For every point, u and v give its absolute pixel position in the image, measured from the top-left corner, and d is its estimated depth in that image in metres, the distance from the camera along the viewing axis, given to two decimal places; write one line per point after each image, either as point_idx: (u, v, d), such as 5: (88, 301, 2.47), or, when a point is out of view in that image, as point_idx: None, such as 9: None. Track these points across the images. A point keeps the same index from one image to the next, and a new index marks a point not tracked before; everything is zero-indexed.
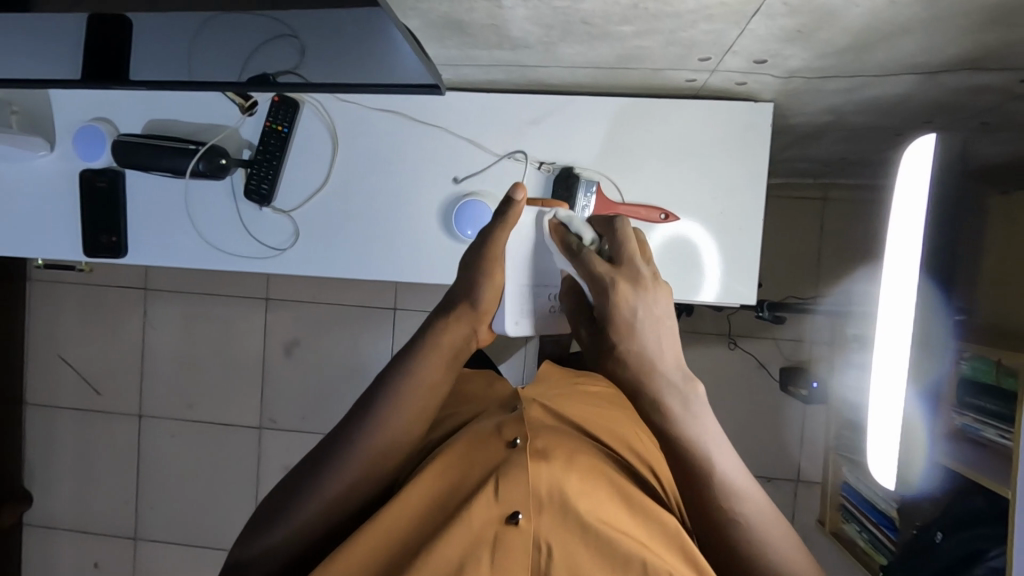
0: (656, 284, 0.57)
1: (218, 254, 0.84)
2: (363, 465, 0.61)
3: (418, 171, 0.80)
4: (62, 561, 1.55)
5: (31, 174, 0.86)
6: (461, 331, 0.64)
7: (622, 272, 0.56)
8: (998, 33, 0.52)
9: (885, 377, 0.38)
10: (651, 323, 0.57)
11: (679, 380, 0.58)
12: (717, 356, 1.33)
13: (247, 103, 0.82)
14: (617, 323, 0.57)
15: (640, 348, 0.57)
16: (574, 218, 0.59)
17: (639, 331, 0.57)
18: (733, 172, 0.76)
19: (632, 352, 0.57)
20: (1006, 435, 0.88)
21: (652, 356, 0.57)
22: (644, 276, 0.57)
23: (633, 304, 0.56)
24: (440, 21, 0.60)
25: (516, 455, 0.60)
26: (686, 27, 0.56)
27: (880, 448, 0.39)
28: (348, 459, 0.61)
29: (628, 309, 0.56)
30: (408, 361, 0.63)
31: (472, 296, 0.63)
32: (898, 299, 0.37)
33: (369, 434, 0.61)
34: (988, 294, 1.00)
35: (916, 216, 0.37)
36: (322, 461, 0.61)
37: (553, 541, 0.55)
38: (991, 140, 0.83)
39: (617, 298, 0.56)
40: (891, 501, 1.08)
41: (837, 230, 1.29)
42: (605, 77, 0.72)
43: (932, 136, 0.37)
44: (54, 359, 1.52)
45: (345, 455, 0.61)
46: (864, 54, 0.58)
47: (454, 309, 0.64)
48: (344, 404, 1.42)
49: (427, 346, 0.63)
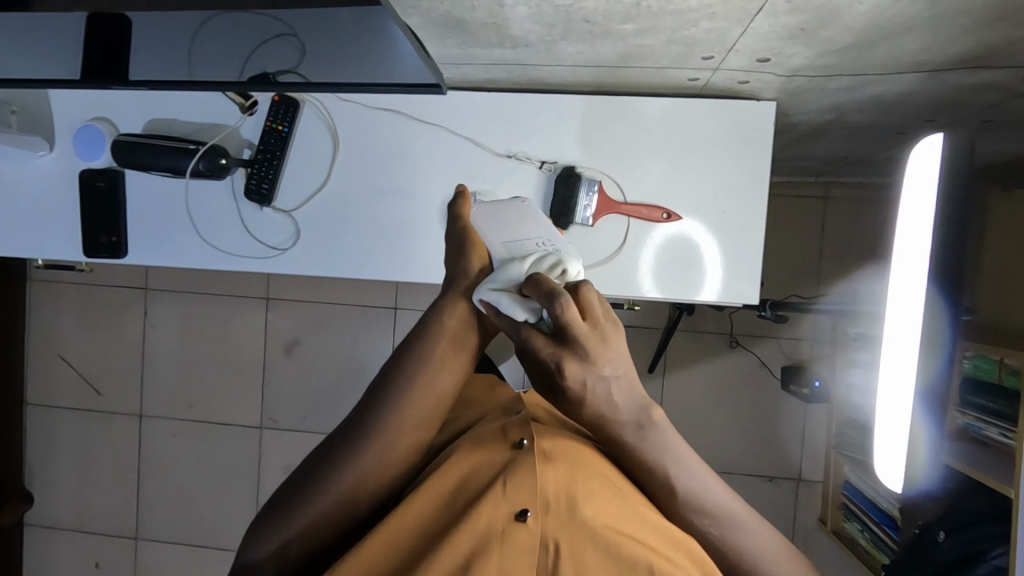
0: (604, 348, 0.55)
1: (218, 254, 0.83)
2: (367, 468, 0.60)
3: (418, 171, 0.80)
4: (63, 561, 1.55)
5: (30, 174, 0.86)
6: (463, 310, 0.62)
7: (564, 352, 0.54)
8: (1003, 31, 0.52)
9: (893, 378, 0.38)
10: (603, 385, 0.56)
11: (638, 405, 0.60)
12: (718, 355, 1.33)
13: (247, 103, 0.81)
14: (569, 393, 0.57)
15: (599, 392, 0.57)
16: (501, 300, 0.56)
17: (590, 392, 0.57)
18: (735, 171, 0.75)
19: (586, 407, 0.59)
20: (1009, 434, 0.87)
21: (612, 397, 0.58)
22: (589, 347, 0.54)
23: (581, 377, 0.55)
24: (441, 19, 0.60)
25: (523, 455, 0.59)
26: (689, 25, 0.55)
27: (889, 451, 0.39)
28: (351, 463, 0.59)
29: (577, 381, 0.56)
30: (413, 358, 0.61)
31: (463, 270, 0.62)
32: (907, 302, 0.37)
33: (373, 437, 0.60)
34: (990, 293, 1.00)
35: (924, 214, 0.36)
36: (325, 464, 0.60)
37: (561, 541, 0.55)
38: (994, 139, 0.83)
39: (563, 375, 0.55)
40: (892, 500, 1.09)
41: (838, 229, 1.29)
42: (607, 75, 0.72)
43: (940, 137, 0.36)
44: (54, 359, 1.52)
45: (348, 458, 0.59)
46: (868, 52, 0.58)
47: (455, 293, 0.63)
48: (345, 403, 1.42)
49: (430, 332, 0.62)
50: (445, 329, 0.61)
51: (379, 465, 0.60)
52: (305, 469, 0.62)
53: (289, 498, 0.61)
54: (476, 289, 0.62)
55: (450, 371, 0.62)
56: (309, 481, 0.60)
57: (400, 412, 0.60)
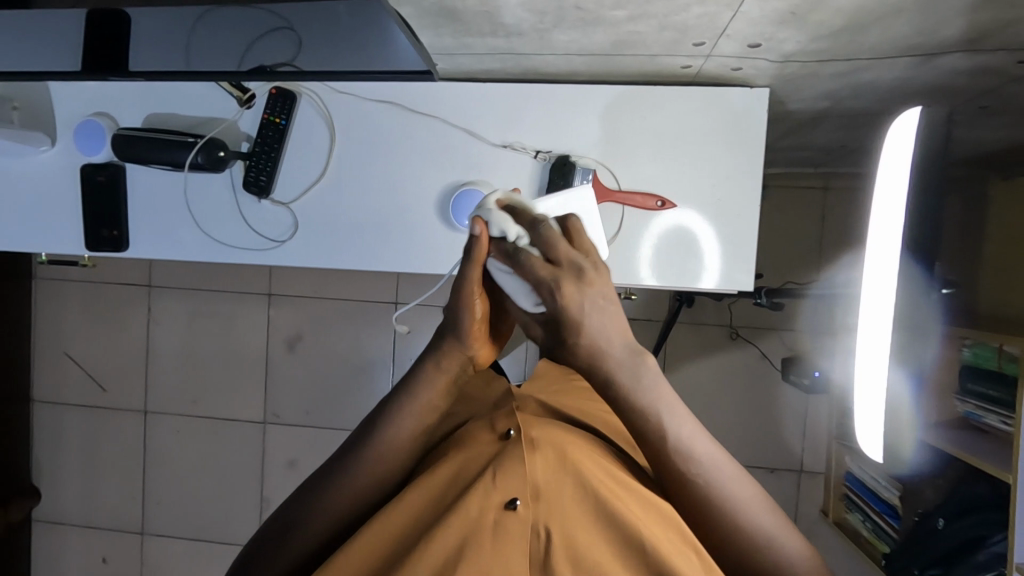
0: (599, 274, 0.52)
1: (218, 246, 0.84)
2: (364, 477, 0.62)
3: (415, 162, 0.80)
4: (71, 555, 1.57)
5: (32, 168, 0.87)
6: (456, 360, 0.60)
7: (562, 270, 0.51)
8: (993, 13, 0.52)
9: (868, 356, 0.38)
10: (596, 315, 0.51)
11: (629, 357, 0.54)
12: (718, 346, 1.33)
13: (244, 96, 0.82)
14: (566, 322, 0.51)
15: (589, 336, 0.52)
16: (496, 216, 0.54)
17: (588, 320, 0.51)
18: (729, 160, 0.76)
19: (576, 343, 0.52)
20: (1008, 421, 0.88)
21: (600, 337, 0.52)
22: (586, 267, 0.52)
23: (580, 302, 0.51)
24: (433, 8, 0.60)
25: (510, 446, 0.60)
26: (678, 11, 0.56)
27: (865, 423, 0.39)
28: (348, 473, 0.62)
29: (575, 305, 0.51)
30: (403, 386, 0.62)
31: (458, 327, 0.58)
32: (881, 273, 0.38)
33: (377, 438, 0.62)
34: (997, 282, 0.99)
35: (900, 182, 0.37)
36: (327, 476, 0.63)
37: (552, 526, 0.55)
38: (992, 124, 0.82)
39: (563, 300, 0.51)
40: (893, 490, 1.08)
41: (837, 219, 1.29)
42: (600, 65, 0.73)
43: (917, 113, 0.37)
44: (61, 357, 1.53)
45: (347, 468, 0.62)
46: (859, 35, 0.58)
47: (442, 346, 0.60)
48: (347, 398, 1.43)
49: (426, 368, 0.61)
50: (435, 383, 0.61)
51: (376, 470, 0.62)
52: (309, 486, 0.64)
53: (294, 511, 0.63)
54: (463, 347, 0.59)
55: (439, 406, 0.62)
56: (315, 491, 0.63)
57: (393, 425, 0.62)
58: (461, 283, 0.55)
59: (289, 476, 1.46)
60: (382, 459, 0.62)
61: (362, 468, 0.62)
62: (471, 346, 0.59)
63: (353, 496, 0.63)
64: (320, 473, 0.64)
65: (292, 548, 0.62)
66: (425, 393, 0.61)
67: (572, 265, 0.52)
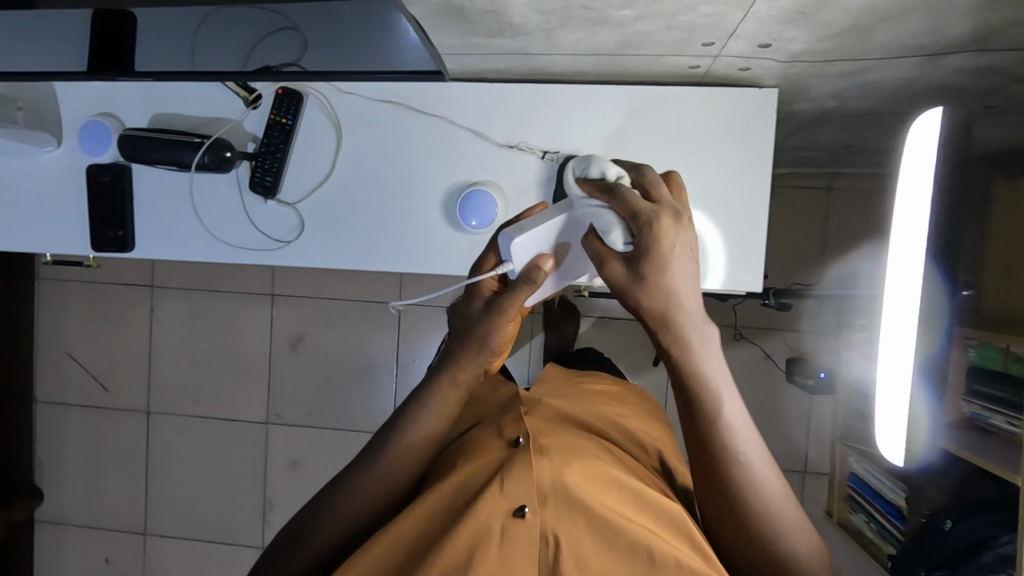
0: (691, 224, 0.49)
1: (224, 247, 0.84)
2: (375, 484, 0.62)
3: (423, 161, 0.80)
4: (73, 555, 1.56)
5: (37, 168, 0.87)
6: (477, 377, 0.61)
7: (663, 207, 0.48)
8: (1004, 12, 0.52)
9: (890, 361, 0.38)
10: (681, 264, 0.48)
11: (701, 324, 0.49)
12: (722, 346, 1.33)
13: (250, 96, 0.82)
14: (654, 251, 0.47)
15: (673, 280, 0.48)
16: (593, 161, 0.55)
17: (675, 263, 0.47)
18: (737, 161, 0.75)
19: (659, 285, 0.48)
20: (1014, 421, 0.87)
21: (680, 292, 0.48)
22: (675, 214, 0.49)
23: (673, 238, 0.47)
24: (441, 8, 0.60)
25: (518, 453, 0.60)
26: (687, 10, 0.55)
27: (888, 429, 0.39)
28: (359, 480, 0.62)
29: (668, 239, 0.47)
30: (416, 394, 0.62)
31: (487, 344, 0.58)
32: (905, 277, 0.37)
33: (388, 445, 0.62)
34: (1003, 283, 0.99)
35: (923, 183, 0.37)
36: (337, 483, 0.63)
37: (560, 533, 0.55)
38: (999, 124, 0.82)
39: (656, 226, 0.47)
40: (898, 491, 1.08)
41: (841, 219, 1.29)
42: (606, 64, 0.72)
43: (939, 111, 0.37)
44: (63, 357, 1.53)
45: (357, 477, 0.62)
46: (868, 35, 0.58)
47: (461, 362, 0.60)
48: (350, 398, 1.43)
49: (440, 380, 0.61)
50: (449, 393, 0.61)
51: (385, 478, 0.62)
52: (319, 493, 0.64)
53: (304, 520, 0.63)
54: (483, 362, 0.59)
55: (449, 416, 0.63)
56: (325, 498, 0.63)
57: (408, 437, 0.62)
58: (507, 303, 0.55)
59: (292, 476, 1.45)
60: (393, 467, 0.62)
61: (372, 477, 0.62)
62: (491, 360, 0.60)
63: (361, 504, 0.62)
64: (330, 481, 0.64)
65: (299, 556, 0.62)
66: (435, 401, 0.61)
67: (667, 206, 0.49)
